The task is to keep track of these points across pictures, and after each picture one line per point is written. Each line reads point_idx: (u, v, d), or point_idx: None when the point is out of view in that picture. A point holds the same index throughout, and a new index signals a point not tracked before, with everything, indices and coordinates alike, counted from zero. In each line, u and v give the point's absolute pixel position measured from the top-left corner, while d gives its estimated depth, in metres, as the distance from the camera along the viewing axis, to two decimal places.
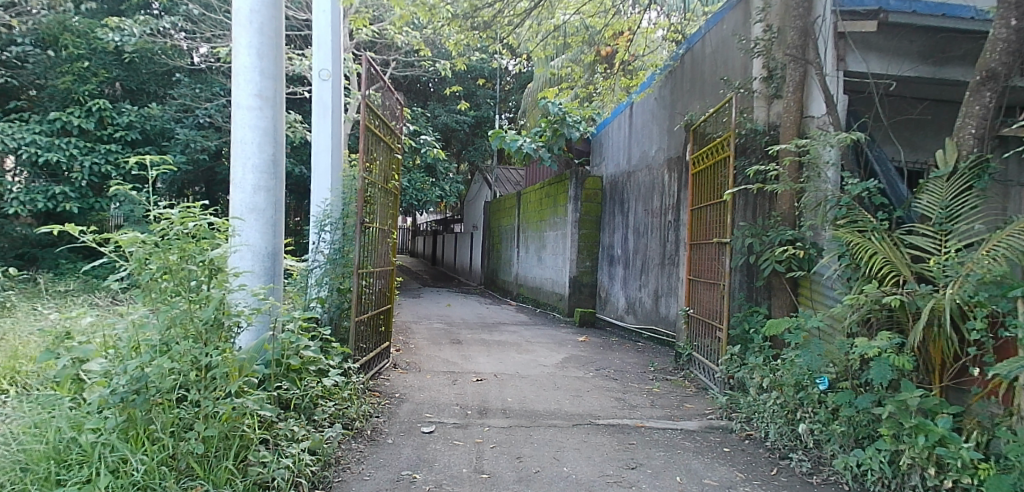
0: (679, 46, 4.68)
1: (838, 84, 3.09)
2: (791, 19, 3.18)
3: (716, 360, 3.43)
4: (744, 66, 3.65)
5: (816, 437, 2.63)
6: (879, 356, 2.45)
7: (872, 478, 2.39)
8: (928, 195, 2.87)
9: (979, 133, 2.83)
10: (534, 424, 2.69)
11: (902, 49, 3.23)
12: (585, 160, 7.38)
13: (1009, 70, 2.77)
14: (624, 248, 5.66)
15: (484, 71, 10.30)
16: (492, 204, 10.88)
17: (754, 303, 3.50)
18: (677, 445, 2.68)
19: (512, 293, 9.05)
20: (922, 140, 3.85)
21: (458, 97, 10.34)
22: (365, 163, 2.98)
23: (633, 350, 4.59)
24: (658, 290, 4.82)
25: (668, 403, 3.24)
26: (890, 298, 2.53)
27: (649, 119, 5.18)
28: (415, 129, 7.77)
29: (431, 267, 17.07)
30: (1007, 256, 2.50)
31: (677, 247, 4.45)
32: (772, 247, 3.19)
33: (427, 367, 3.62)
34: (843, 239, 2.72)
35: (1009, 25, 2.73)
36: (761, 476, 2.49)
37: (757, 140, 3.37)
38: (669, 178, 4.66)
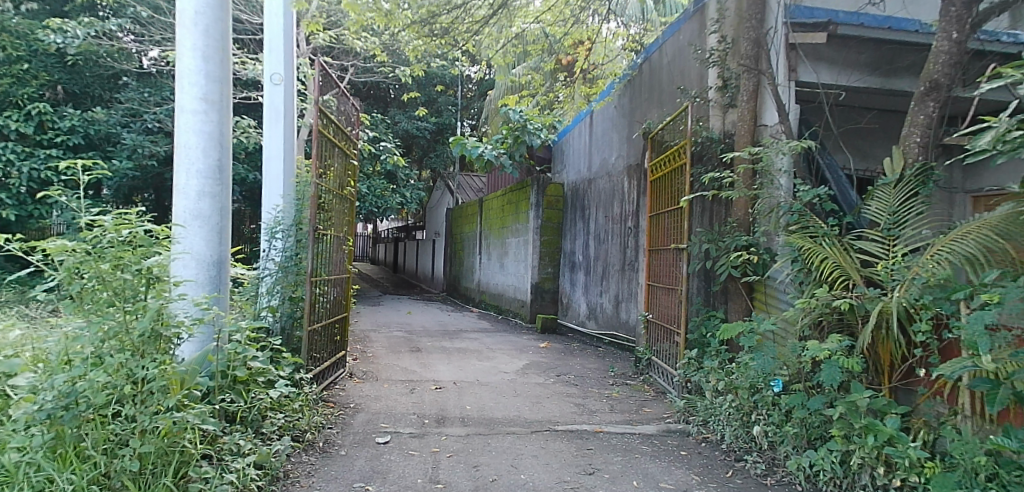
0: (638, 55, 4.75)
1: (790, 94, 3.16)
2: (746, 30, 3.26)
3: (673, 364, 3.47)
4: (699, 75, 3.71)
5: (770, 438, 2.69)
6: (829, 359, 2.52)
7: (824, 478, 2.45)
8: (876, 202, 2.95)
9: (924, 141, 2.93)
10: (492, 432, 2.68)
11: (851, 59, 3.30)
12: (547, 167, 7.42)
13: (951, 81, 2.88)
14: (585, 253, 5.70)
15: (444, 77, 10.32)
16: (454, 211, 10.87)
17: (712, 307, 3.52)
18: (635, 449, 2.69)
19: (474, 300, 9.03)
20: (869, 148, 3.98)
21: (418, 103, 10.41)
22: (319, 170, 2.95)
23: (595, 355, 4.61)
24: (618, 297, 4.86)
25: (627, 408, 3.26)
26: (840, 302, 2.61)
27: (610, 127, 5.23)
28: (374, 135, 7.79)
29: (394, 274, 16.92)
30: (951, 260, 2.59)
31: (636, 253, 4.49)
32: (728, 252, 3.24)
33: (384, 376, 3.57)
34: (796, 245, 2.78)
35: (952, 38, 2.84)
36: (717, 478, 2.53)
37: (713, 148, 3.43)
38: (629, 185, 4.71)
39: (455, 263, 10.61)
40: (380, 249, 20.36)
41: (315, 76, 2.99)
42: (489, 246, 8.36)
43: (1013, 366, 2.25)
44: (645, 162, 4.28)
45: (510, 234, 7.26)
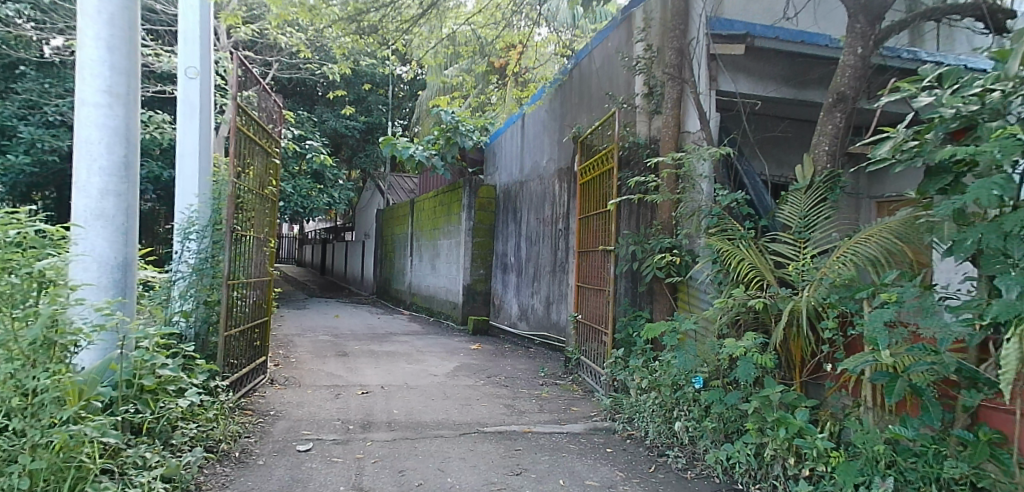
0: (568, 61, 4.84)
1: (711, 102, 3.32)
2: (670, 39, 3.36)
3: (601, 363, 3.55)
4: (626, 82, 3.81)
5: (690, 433, 2.79)
6: (744, 356, 2.63)
7: (740, 470, 2.57)
8: (788, 206, 3.11)
9: (831, 150, 3.13)
10: (420, 436, 2.65)
11: (767, 70, 3.48)
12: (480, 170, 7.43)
13: (856, 94, 3.07)
14: (517, 255, 5.76)
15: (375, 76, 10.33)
16: (385, 212, 10.72)
17: (638, 308, 3.60)
18: (562, 448, 2.74)
19: (405, 303, 8.94)
20: (783, 155, 4.21)
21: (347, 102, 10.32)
22: (237, 168, 2.85)
23: (526, 356, 4.66)
24: (549, 298, 4.93)
25: (556, 407, 3.31)
26: (755, 301, 2.75)
27: (541, 130, 5.30)
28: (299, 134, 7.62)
29: (323, 276, 16.48)
30: (855, 262, 2.77)
31: (567, 255, 4.57)
32: (653, 254, 3.35)
33: (308, 381, 3.47)
34: (715, 246, 2.89)
35: (857, 53, 3.04)
36: (640, 473, 2.60)
37: (639, 153, 3.54)
38: (560, 188, 4.79)
39: (386, 265, 10.46)
40: (307, 251, 19.80)
41: (234, 71, 2.89)
42: (420, 247, 8.28)
43: (909, 359, 2.46)
44: (574, 166, 4.36)
45: (442, 236, 7.24)
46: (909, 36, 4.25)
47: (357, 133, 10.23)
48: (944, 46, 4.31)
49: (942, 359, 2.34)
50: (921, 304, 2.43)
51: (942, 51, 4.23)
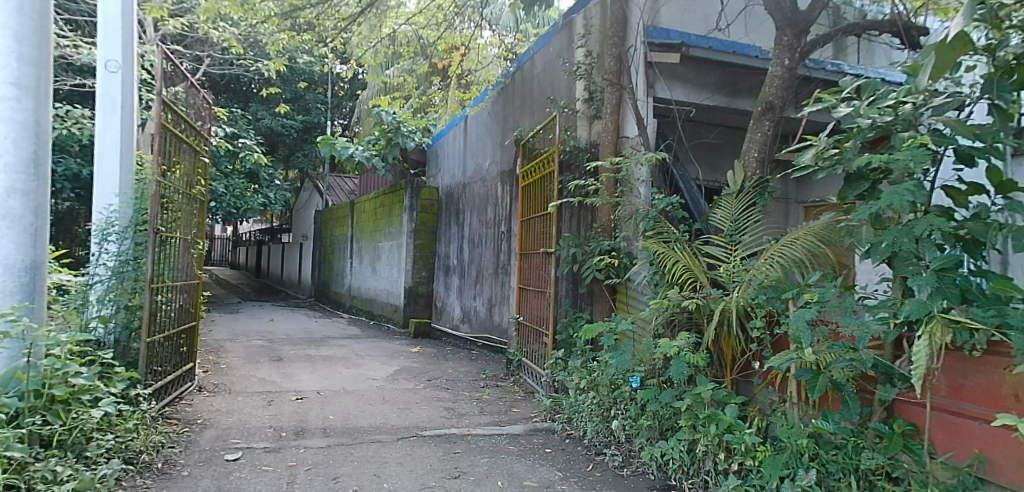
0: (510, 64, 4.87)
1: (648, 109, 3.42)
2: (609, 46, 3.43)
3: (542, 365, 3.59)
4: (567, 87, 3.88)
5: (627, 431, 2.86)
6: (678, 355, 2.70)
7: (674, 466, 2.65)
8: (721, 210, 3.22)
9: (761, 157, 3.27)
10: (356, 442, 2.61)
11: (702, 79, 3.62)
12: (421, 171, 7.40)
13: (783, 103, 3.21)
14: (459, 257, 5.75)
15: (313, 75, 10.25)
16: (323, 213, 10.51)
17: (578, 309, 3.68)
18: (502, 450, 2.75)
19: (345, 306, 8.78)
20: (716, 161, 4.36)
21: (283, 100, 10.12)
22: (160, 166, 2.74)
23: (467, 358, 4.65)
24: (491, 300, 4.94)
25: (497, 409, 3.32)
26: (688, 302, 2.83)
27: (483, 133, 5.31)
28: (231, 132, 7.37)
29: (258, 279, 15.96)
30: (782, 264, 2.90)
31: (509, 257, 4.60)
32: (592, 256, 3.42)
33: (239, 388, 3.36)
34: (651, 249, 2.97)
35: (784, 64, 3.18)
36: (578, 472, 2.64)
37: (580, 157, 3.60)
38: (502, 190, 4.81)
39: (325, 268, 10.26)
40: (241, 253, 19.18)
41: (156, 66, 2.78)
42: (361, 250, 8.14)
43: (829, 357, 2.60)
44: (517, 169, 4.40)
45: (383, 237, 7.16)
46: (832, 49, 4.50)
47: (294, 133, 10.01)
48: (864, 59, 4.59)
49: (859, 356, 2.48)
50: (841, 303, 2.60)
51: (861, 64, 4.50)
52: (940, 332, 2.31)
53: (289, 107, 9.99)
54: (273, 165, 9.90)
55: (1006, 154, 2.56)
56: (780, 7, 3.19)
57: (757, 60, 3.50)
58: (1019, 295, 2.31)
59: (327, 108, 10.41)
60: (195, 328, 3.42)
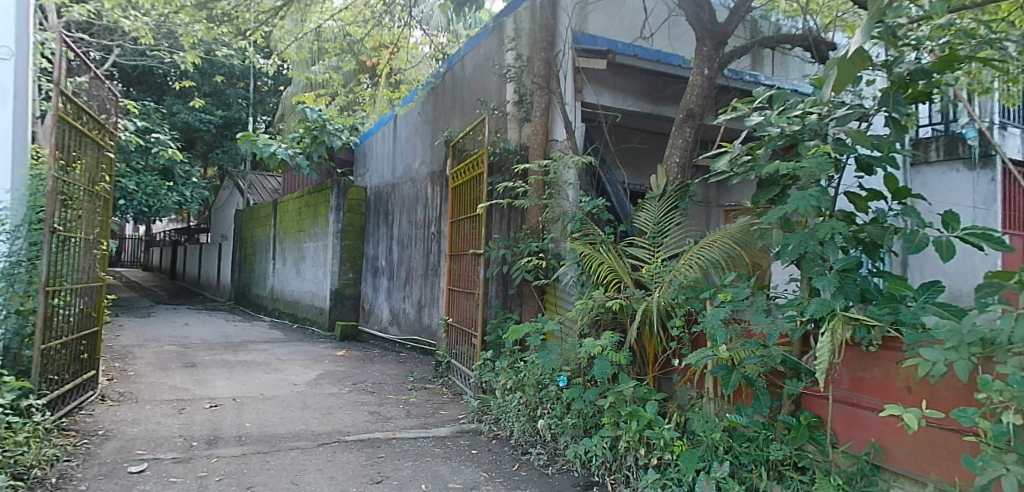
0: (440, 64, 4.86)
1: (576, 114, 3.48)
2: (538, 50, 3.47)
3: (470, 366, 3.60)
4: (498, 90, 3.90)
5: (552, 430, 2.91)
6: (602, 354, 2.77)
7: (597, 463, 2.71)
8: (644, 213, 3.31)
9: (682, 162, 3.40)
10: (273, 449, 2.53)
11: (628, 86, 3.72)
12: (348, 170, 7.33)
13: (702, 111, 3.35)
14: (389, 258, 5.67)
15: (232, 68, 9.93)
16: (245, 213, 10.18)
17: (508, 310, 3.71)
18: (427, 453, 2.73)
19: (267, 309, 8.50)
20: (642, 166, 4.49)
21: (202, 95, 9.81)
22: (58, 160, 2.57)
23: (395, 361, 4.59)
24: (421, 301, 4.91)
25: (423, 412, 3.30)
26: (612, 302, 2.90)
27: (413, 133, 5.27)
28: (143, 126, 7.04)
29: (173, 282, 15.21)
30: (700, 265, 3.02)
31: (438, 258, 4.59)
32: (521, 257, 3.45)
33: (147, 396, 3.19)
34: (578, 250, 3.03)
35: (704, 74, 3.30)
36: (503, 473, 2.66)
37: (510, 159, 3.62)
38: (432, 191, 4.79)
39: (246, 269, 9.92)
40: (155, 254, 18.21)
41: (56, 55, 2.62)
42: (285, 250, 7.89)
43: (742, 353, 2.74)
44: (446, 170, 4.41)
45: (308, 239, 6.98)
46: (751, 60, 4.73)
47: (213, 128, 9.76)
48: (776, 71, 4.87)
49: (770, 352, 2.63)
50: (753, 303, 2.74)
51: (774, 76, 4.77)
52: (842, 328, 2.47)
53: (207, 101, 9.67)
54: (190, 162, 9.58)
55: (900, 163, 2.77)
56: (700, 19, 3.31)
57: (680, 69, 3.64)
58: (911, 294, 2.53)
59: (248, 103, 10.11)
60: (98, 333, 3.22)
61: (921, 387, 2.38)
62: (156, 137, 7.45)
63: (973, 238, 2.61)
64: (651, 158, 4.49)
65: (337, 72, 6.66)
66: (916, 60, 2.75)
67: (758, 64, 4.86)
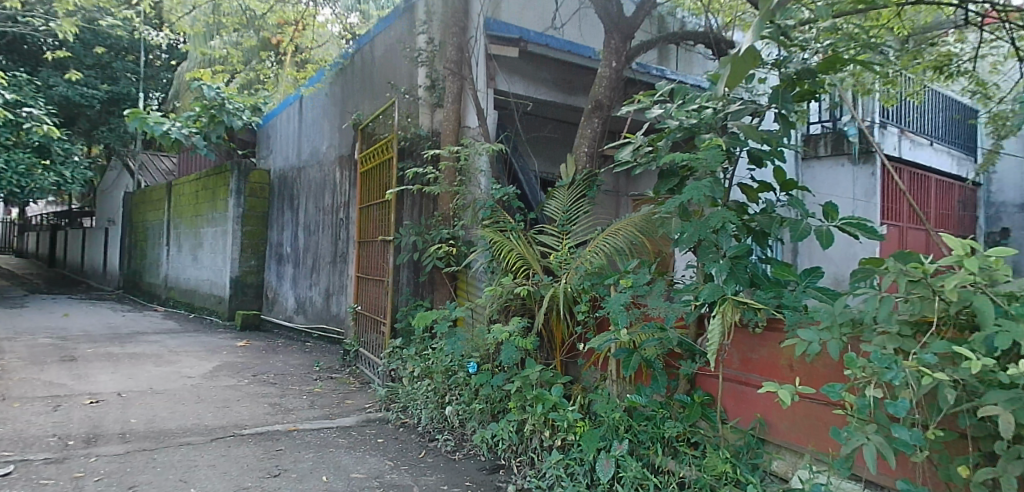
0: (349, 44, 4.73)
1: (489, 101, 3.49)
2: (450, 35, 3.39)
3: (378, 354, 3.57)
4: (408, 73, 3.84)
5: (460, 416, 2.94)
6: (509, 339, 2.81)
7: (503, 446, 2.77)
8: (554, 201, 3.37)
9: (590, 152, 3.50)
10: (161, 445, 2.41)
11: (539, 75, 3.78)
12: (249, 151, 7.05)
13: (609, 103, 3.46)
14: (295, 245, 5.48)
15: (121, 41, 9.57)
16: (136, 195, 9.64)
17: (420, 297, 3.69)
18: (330, 443, 2.69)
19: (160, 298, 8.09)
20: (554, 154, 4.57)
21: (85, 68, 9.36)
22: None
23: (300, 351, 4.48)
24: (329, 289, 4.79)
25: (328, 402, 3.24)
26: (520, 288, 2.94)
27: (320, 115, 5.11)
28: (13, 97, 6.64)
29: (53, 270, 14.12)
30: (606, 252, 3.11)
31: (346, 245, 4.50)
32: (432, 245, 3.41)
33: (18, 393, 2.94)
34: (488, 237, 3.04)
35: (612, 67, 3.40)
36: (409, 460, 2.66)
37: (421, 144, 3.56)
38: (340, 176, 4.67)
39: (136, 256, 9.42)
40: (30, 241, 16.75)
41: None
42: (179, 235, 7.60)
43: (642, 337, 2.87)
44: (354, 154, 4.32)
45: (206, 224, 6.77)
46: (656, 55, 4.98)
47: (97, 104, 9.32)
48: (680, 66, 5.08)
49: (666, 335, 2.77)
50: (652, 289, 2.88)
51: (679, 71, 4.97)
52: (731, 311, 2.67)
53: (88, 74, 9.21)
54: (71, 139, 9.06)
55: (788, 157, 2.97)
56: (609, 12, 3.38)
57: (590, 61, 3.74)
58: (794, 280, 2.78)
59: (137, 79, 9.69)
60: None
61: (799, 365, 2.59)
62: (26, 111, 6.79)
63: (851, 227, 2.92)
64: (561, 146, 4.61)
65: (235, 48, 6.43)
66: (802, 60, 2.96)
67: (665, 58, 5.04)
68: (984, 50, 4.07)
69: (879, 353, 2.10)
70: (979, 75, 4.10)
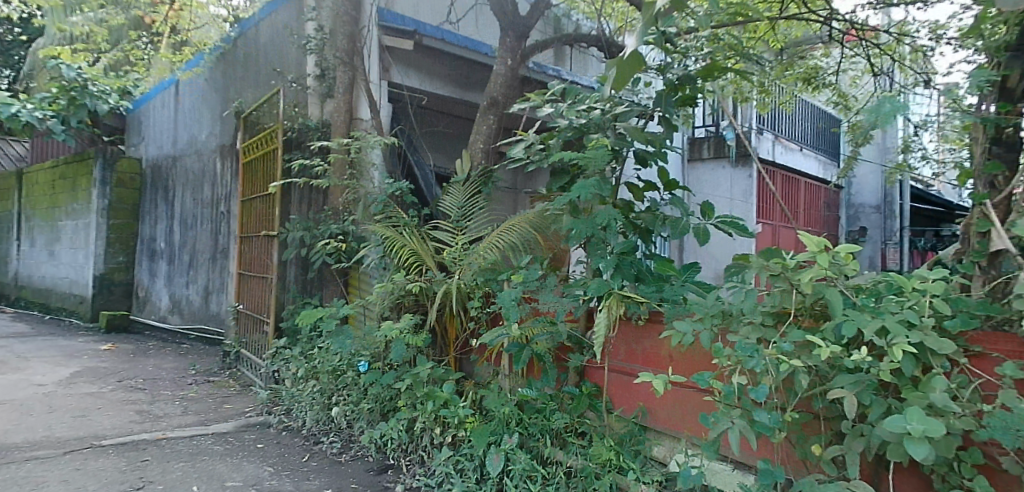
0: (231, 28, 4.62)
1: (383, 92, 3.51)
2: (342, 22, 3.35)
3: (260, 356, 3.51)
4: (296, 61, 3.74)
5: (348, 417, 2.89)
6: (398, 337, 2.79)
7: (392, 446, 2.73)
8: (449, 196, 3.33)
9: (486, 148, 3.54)
10: (2, 463, 2.22)
11: (435, 69, 3.85)
12: (116, 138, 7.33)
13: (505, 100, 3.53)
14: (169, 241, 5.46)
15: None
16: None
17: (308, 294, 3.59)
18: (203, 451, 2.57)
19: (13, 297, 7.90)
20: (450, 150, 4.62)
21: None
22: None
23: (174, 354, 4.40)
24: (208, 287, 4.72)
25: (204, 408, 3.13)
26: (412, 285, 2.93)
27: (199, 102, 5.06)
28: None
29: None
30: (501, 247, 3.11)
31: (227, 241, 4.48)
32: (320, 240, 3.32)
33: None
34: (379, 232, 2.97)
35: (507, 65, 3.48)
36: (292, 465, 2.58)
37: (309, 136, 3.49)
38: (221, 167, 4.63)
39: None
40: None
41: None
42: (33, 228, 7.90)
43: (533, 332, 2.96)
44: (236, 145, 4.28)
45: (65, 216, 7.24)
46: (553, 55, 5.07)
47: None
48: (574, 66, 5.20)
49: (556, 329, 2.90)
50: (544, 284, 2.96)
51: (573, 71, 5.12)
52: (617, 305, 2.84)
53: None
54: None
55: (670, 158, 3.16)
56: (504, 11, 3.45)
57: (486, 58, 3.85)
58: (674, 275, 2.98)
59: None
60: None
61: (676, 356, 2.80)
62: None
63: (726, 226, 3.16)
64: (456, 144, 4.70)
65: (96, 25, 6.54)
66: (683, 68, 3.12)
67: (561, 59, 5.14)
68: (844, 65, 4.46)
69: (746, 344, 2.51)
70: (840, 89, 4.48)
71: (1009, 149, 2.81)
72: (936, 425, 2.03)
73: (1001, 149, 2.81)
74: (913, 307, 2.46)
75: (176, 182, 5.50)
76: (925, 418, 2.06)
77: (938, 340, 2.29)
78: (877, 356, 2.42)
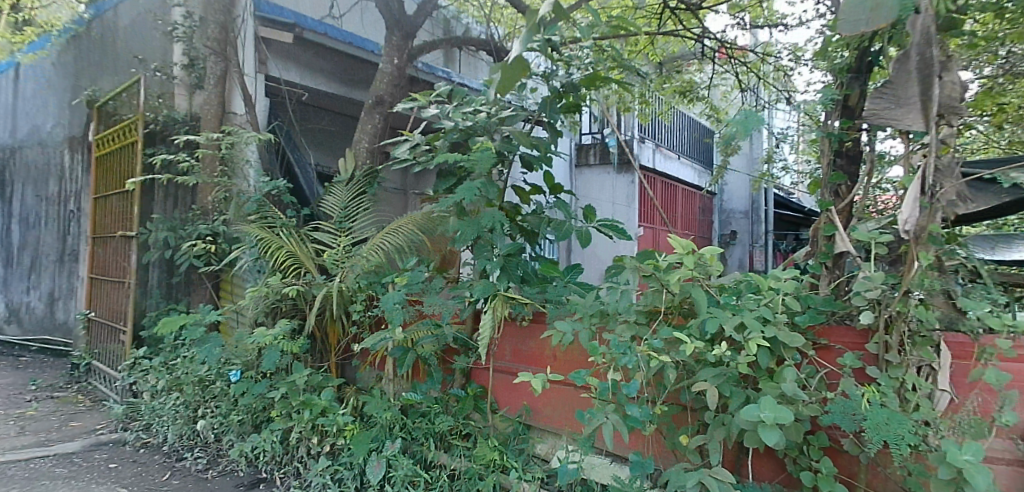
0: (85, 10, 5.10)
1: (258, 86, 4.31)
2: (214, 14, 4.06)
3: (118, 365, 3.87)
4: (162, 48, 4.36)
5: (216, 431, 3.09)
6: (273, 344, 2.82)
7: (265, 457, 2.92)
8: (332, 196, 3.32)
9: (371, 147, 3.77)
10: None
11: (306, 61, 4.73)
12: None
13: (391, 98, 3.84)
14: (8, 243, 5.61)
15: None
16: None
17: (174, 299, 4.06)
18: (47, 474, 2.82)
19: None
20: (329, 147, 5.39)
21: None
22: None
23: (13, 367, 4.69)
24: (52, 294, 5.12)
25: (50, 429, 3.35)
26: (288, 288, 2.94)
27: (47, 91, 5.35)
28: None
29: None
30: (388, 249, 3.06)
31: (76, 242, 4.88)
32: (189, 242, 3.81)
33: None
34: (254, 233, 2.99)
35: (394, 63, 3.82)
36: (148, 485, 2.77)
37: (174, 129, 4.08)
38: (69, 161, 5.03)
39: None
40: None
41: None
42: None
43: (417, 335, 2.93)
44: (88, 138, 4.68)
45: None
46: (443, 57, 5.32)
47: None
48: (464, 69, 5.44)
49: (441, 331, 2.90)
50: (429, 286, 2.96)
51: (462, 74, 5.37)
52: (502, 306, 2.88)
53: None
54: None
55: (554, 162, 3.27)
56: (391, 9, 3.86)
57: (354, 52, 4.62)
58: (557, 275, 3.21)
59: None
60: None
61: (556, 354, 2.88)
62: None
63: (606, 229, 3.29)
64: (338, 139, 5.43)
65: None
66: (567, 75, 3.23)
67: (450, 60, 5.35)
68: (716, 80, 4.81)
69: (620, 342, 2.67)
70: (711, 102, 4.79)
71: (849, 162, 3.13)
72: (783, 413, 2.34)
73: (844, 161, 3.13)
74: (768, 304, 2.72)
75: (16, 175, 5.65)
76: (774, 407, 2.36)
77: (788, 335, 2.58)
78: (736, 350, 2.64)
